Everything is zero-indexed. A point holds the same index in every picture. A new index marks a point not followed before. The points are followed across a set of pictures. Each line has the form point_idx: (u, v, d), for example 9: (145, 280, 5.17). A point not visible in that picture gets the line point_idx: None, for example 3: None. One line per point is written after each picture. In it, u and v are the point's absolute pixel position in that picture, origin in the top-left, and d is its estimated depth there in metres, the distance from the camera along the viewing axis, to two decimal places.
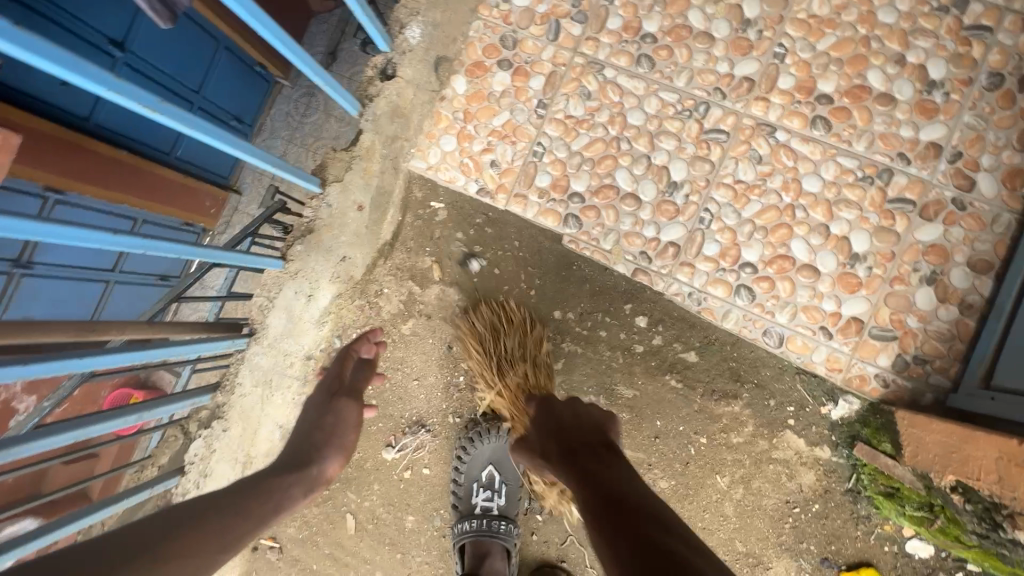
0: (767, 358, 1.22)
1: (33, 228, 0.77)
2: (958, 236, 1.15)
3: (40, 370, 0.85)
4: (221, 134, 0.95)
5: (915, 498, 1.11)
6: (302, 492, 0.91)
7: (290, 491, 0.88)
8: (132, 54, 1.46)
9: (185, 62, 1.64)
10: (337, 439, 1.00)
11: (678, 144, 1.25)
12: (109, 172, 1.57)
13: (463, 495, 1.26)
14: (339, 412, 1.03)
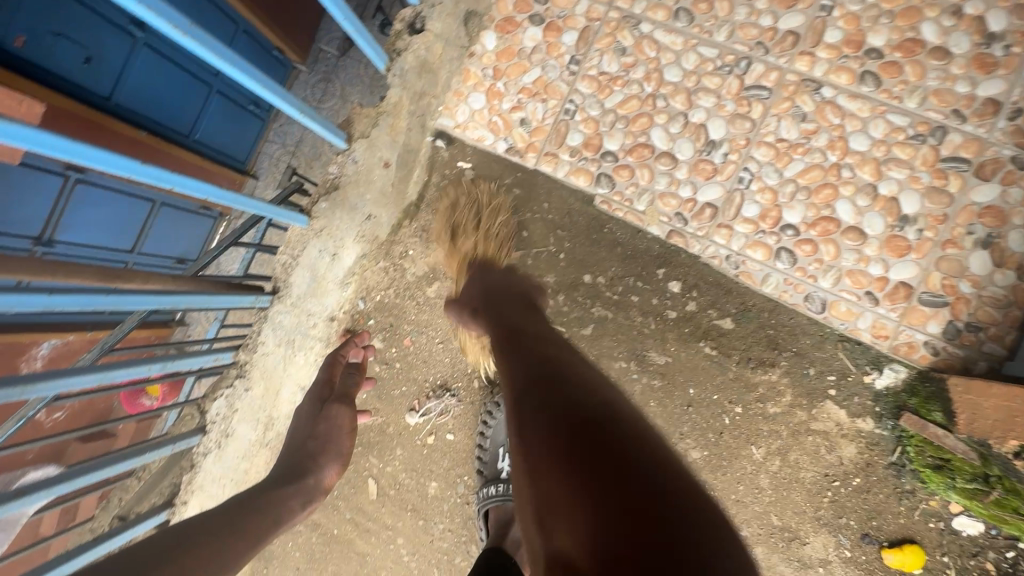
0: (806, 325, 1.16)
1: (76, 148, 0.71)
2: (1017, 197, 1.09)
3: (69, 304, 0.82)
4: (251, 70, 0.91)
5: (968, 469, 1.05)
6: (303, 501, 0.97)
7: (289, 502, 0.94)
8: (151, 33, 1.44)
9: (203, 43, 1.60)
10: (335, 447, 1.08)
11: (717, 101, 1.20)
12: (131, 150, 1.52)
13: (488, 460, 1.23)
14: (333, 429, 1.08)
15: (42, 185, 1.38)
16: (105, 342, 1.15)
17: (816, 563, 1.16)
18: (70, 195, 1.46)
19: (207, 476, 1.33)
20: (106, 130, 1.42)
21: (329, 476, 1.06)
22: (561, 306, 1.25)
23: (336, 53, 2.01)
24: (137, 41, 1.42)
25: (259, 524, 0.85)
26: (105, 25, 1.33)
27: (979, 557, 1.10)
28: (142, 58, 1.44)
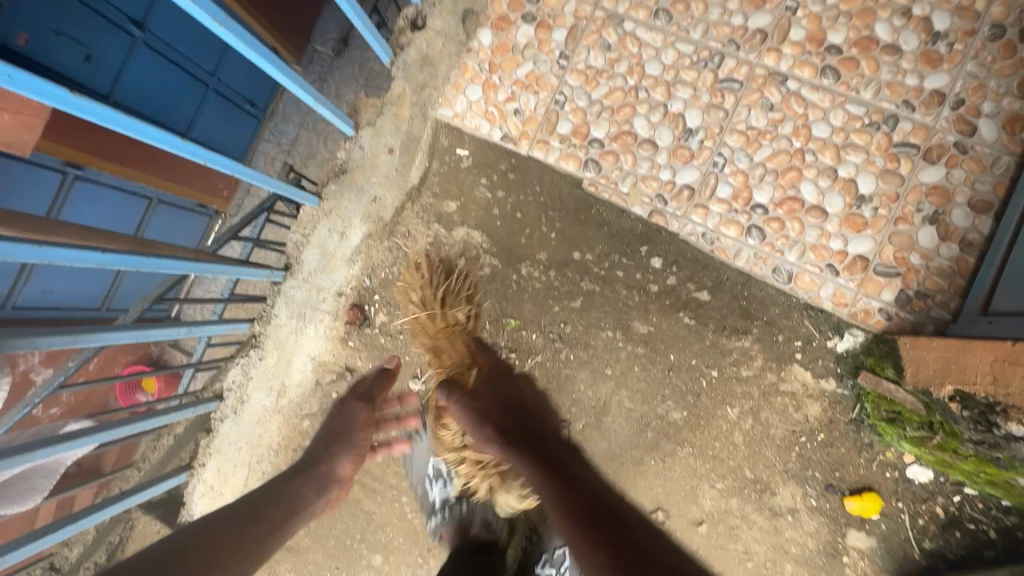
0: (775, 296, 1.28)
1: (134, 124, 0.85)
2: (960, 177, 1.22)
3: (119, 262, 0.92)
4: (273, 59, 1.05)
5: (915, 419, 1.15)
6: (317, 488, 1.04)
7: (302, 490, 1.01)
8: (151, 33, 1.50)
9: (200, 44, 1.69)
10: (343, 440, 1.12)
11: (693, 93, 1.31)
12: (128, 148, 1.59)
13: (422, 492, 1.35)
14: (347, 431, 1.13)
15: (44, 180, 1.44)
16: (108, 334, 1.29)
17: (784, 511, 1.27)
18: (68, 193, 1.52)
19: (224, 441, 1.44)
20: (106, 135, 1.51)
21: (343, 470, 1.11)
22: (553, 281, 1.35)
23: (331, 54, 2.08)
24: (137, 41, 1.48)
25: (275, 511, 0.94)
26: (107, 27, 1.40)
27: (930, 502, 1.22)
28: (141, 57, 1.51)
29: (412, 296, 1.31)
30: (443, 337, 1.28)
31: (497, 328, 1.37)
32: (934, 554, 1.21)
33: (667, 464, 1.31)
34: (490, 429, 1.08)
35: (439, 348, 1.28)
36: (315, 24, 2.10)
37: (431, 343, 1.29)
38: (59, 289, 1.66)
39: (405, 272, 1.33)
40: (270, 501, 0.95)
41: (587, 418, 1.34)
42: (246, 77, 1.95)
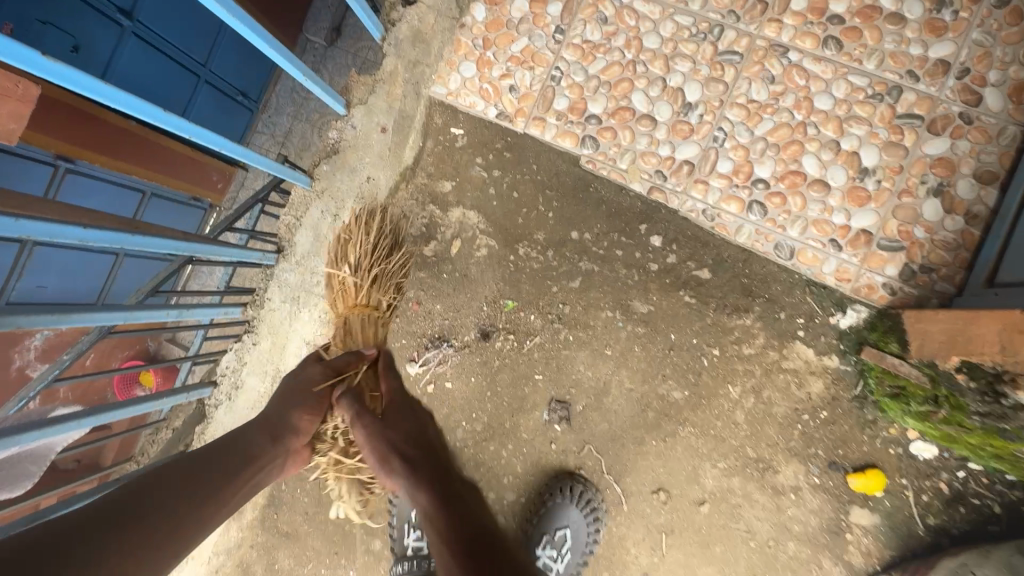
0: (777, 273, 1.26)
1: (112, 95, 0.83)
2: (965, 148, 1.19)
3: (104, 241, 0.90)
4: (262, 31, 1.01)
5: (920, 393, 1.13)
6: (274, 436, 0.96)
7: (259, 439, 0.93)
8: (139, 23, 1.44)
9: (190, 32, 1.60)
10: (303, 396, 1.02)
11: (693, 66, 1.28)
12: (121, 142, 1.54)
13: (397, 536, 1.31)
14: (306, 389, 1.02)
15: (37, 173, 1.40)
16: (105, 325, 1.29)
17: (787, 489, 1.26)
18: (60, 187, 1.46)
19: (219, 427, 1.42)
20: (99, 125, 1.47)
21: (303, 424, 1.00)
22: (551, 261, 1.33)
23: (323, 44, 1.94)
24: (126, 30, 1.42)
25: (229, 467, 0.87)
26: (92, 13, 1.33)
27: (934, 478, 1.20)
28: (130, 47, 1.45)
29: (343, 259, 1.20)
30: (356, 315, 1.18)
31: (495, 309, 1.35)
32: (938, 529, 1.20)
33: (668, 444, 1.29)
34: (386, 452, 0.97)
35: (350, 325, 1.18)
36: (307, 13, 1.99)
37: (341, 311, 1.20)
38: (53, 285, 1.57)
39: (352, 231, 1.21)
40: (225, 453, 0.88)
41: (587, 399, 1.32)
42: (240, 68, 1.83)
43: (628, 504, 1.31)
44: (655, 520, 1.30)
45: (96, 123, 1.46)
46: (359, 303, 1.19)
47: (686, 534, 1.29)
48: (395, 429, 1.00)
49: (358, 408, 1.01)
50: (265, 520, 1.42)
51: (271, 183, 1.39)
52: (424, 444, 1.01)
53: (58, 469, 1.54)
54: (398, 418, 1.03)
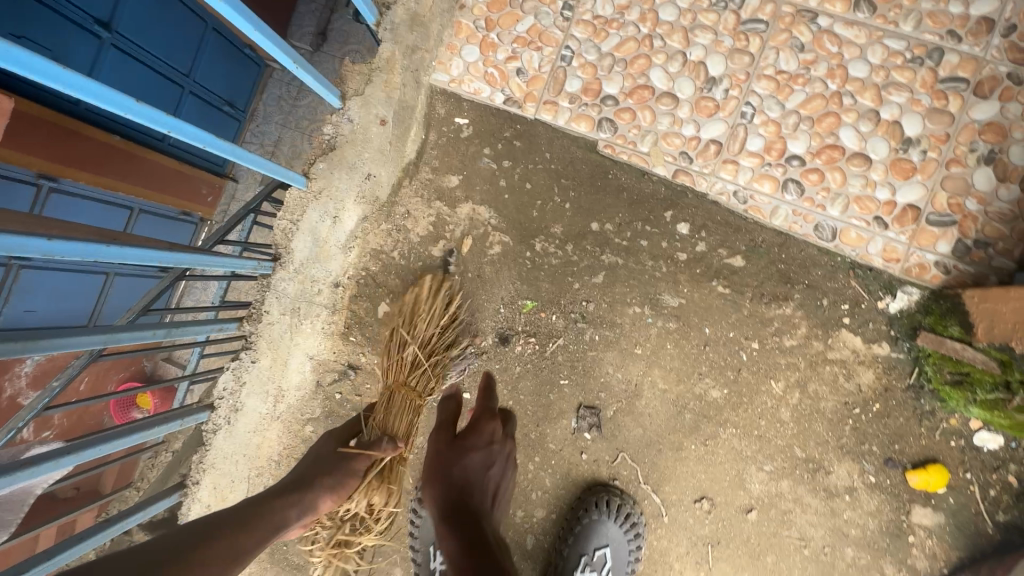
0: (817, 257, 1.16)
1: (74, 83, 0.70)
2: (1016, 112, 1.10)
3: (69, 253, 0.77)
4: (247, 14, 0.89)
5: (988, 379, 1.05)
6: (300, 512, 0.91)
7: (287, 512, 0.89)
8: (119, 34, 1.28)
9: (175, 43, 1.43)
10: (337, 479, 0.97)
11: (714, 38, 1.18)
12: (104, 159, 1.40)
13: (422, 560, 1.23)
14: (342, 473, 0.98)
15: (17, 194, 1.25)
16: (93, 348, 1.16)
17: (841, 491, 1.16)
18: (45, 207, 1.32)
19: (218, 454, 1.31)
20: (83, 140, 1.33)
21: (324, 507, 0.96)
22: (571, 256, 1.23)
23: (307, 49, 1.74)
24: (105, 43, 1.26)
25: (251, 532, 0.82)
26: (65, 25, 1.18)
27: (1001, 470, 1.11)
28: (111, 62, 1.29)
29: (411, 331, 1.16)
30: (400, 393, 1.11)
31: (513, 311, 1.24)
32: (1009, 526, 1.10)
33: (709, 448, 1.19)
34: (433, 466, 0.96)
35: (392, 402, 1.11)
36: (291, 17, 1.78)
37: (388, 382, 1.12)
38: (43, 309, 1.41)
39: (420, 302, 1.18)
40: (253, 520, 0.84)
41: (618, 403, 1.22)
42: (224, 75, 1.63)
43: (669, 515, 1.21)
44: (700, 531, 1.20)
45: (80, 140, 1.32)
46: (408, 383, 1.12)
47: (733, 545, 1.19)
48: (463, 458, 0.96)
49: (444, 418, 1.04)
50: (276, 551, 1.32)
51: (265, 190, 1.27)
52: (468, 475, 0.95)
53: (55, 498, 1.40)
54: (474, 444, 0.98)
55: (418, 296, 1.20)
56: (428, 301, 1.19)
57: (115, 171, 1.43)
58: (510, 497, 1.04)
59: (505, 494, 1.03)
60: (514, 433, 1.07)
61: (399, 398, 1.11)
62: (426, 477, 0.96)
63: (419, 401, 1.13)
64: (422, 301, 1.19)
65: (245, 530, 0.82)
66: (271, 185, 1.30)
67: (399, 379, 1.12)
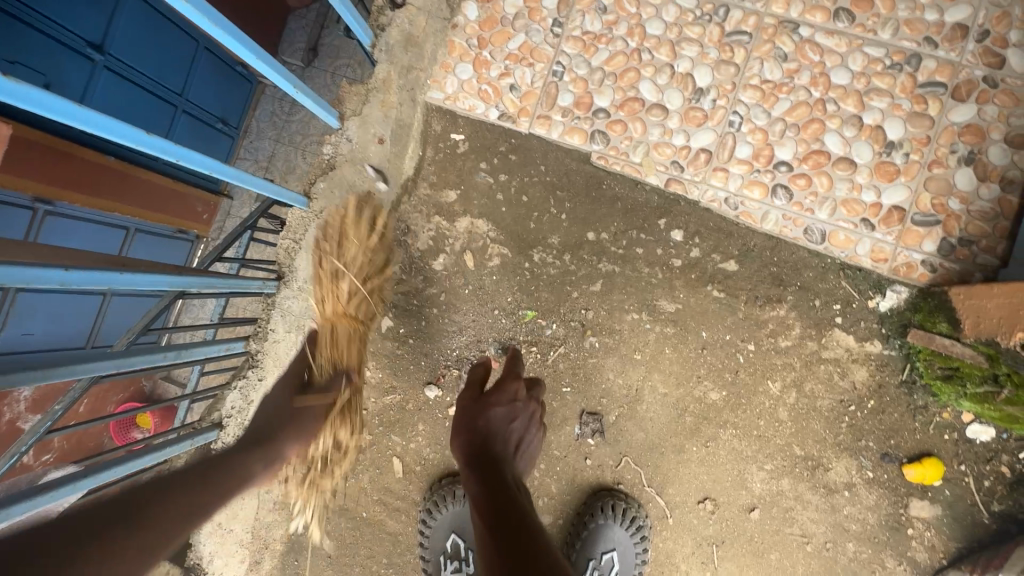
0: (808, 259, 1.19)
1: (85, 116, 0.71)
2: (993, 113, 1.14)
3: (82, 281, 0.79)
4: (250, 42, 0.91)
5: (976, 373, 1.07)
6: (265, 462, 0.99)
7: (253, 464, 0.96)
8: (111, 56, 1.39)
9: (166, 64, 1.55)
10: (297, 425, 1.06)
11: (700, 50, 1.22)
12: (98, 178, 1.52)
13: (433, 569, 1.27)
14: (303, 419, 1.07)
15: (17, 219, 1.36)
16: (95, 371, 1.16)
17: (841, 487, 1.18)
18: (40, 229, 1.43)
19: None
20: (76, 159, 1.45)
21: (288, 454, 1.05)
22: (569, 265, 1.26)
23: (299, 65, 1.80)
24: (98, 65, 1.38)
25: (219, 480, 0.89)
26: (61, 50, 1.30)
27: (994, 462, 1.14)
28: (104, 82, 1.41)
29: (342, 260, 1.20)
30: (342, 323, 1.18)
31: (514, 321, 1.27)
32: (1005, 516, 1.13)
33: (710, 449, 1.22)
34: (459, 422, 0.98)
35: (335, 334, 1.18)
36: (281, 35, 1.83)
37: (327, 316, 1.18)
38: (40, 331, 1.57)
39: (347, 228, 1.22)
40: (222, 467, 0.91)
41: (620, 408, 1.24)
42: (215, 95, 1.75)
43: (673, 517, 1.23)
44: (705, 531, 1.22)
45: (75, 161, 1.45)
46: (348, 312, 1.19)
47: (737, 544, 1.22)
48: (487, 413, 0.96)
49: (473, 379, 1.05)
50: (288, 565, 1.33)
51: (261, 209, 1.29)
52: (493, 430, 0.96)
53: None
54: (497, 400, 0.98)
55: (343, 223, 1.22)
56: (358, 228, 1.22)
57: (109, 189, 1.56)
58: (538, 452, 1.05)
59: (532, 449, 1.03)
60: (540, 393, 1.06)
61: (342, 330, 1.18)
62: (455, 429, 0.99)
63: (360, 326, 1.21)
64: (348, 228, 1.21)
65: (204, 488, 0.85)
66: (267, 203, 1.31)
67: (338, 309, 1.18)
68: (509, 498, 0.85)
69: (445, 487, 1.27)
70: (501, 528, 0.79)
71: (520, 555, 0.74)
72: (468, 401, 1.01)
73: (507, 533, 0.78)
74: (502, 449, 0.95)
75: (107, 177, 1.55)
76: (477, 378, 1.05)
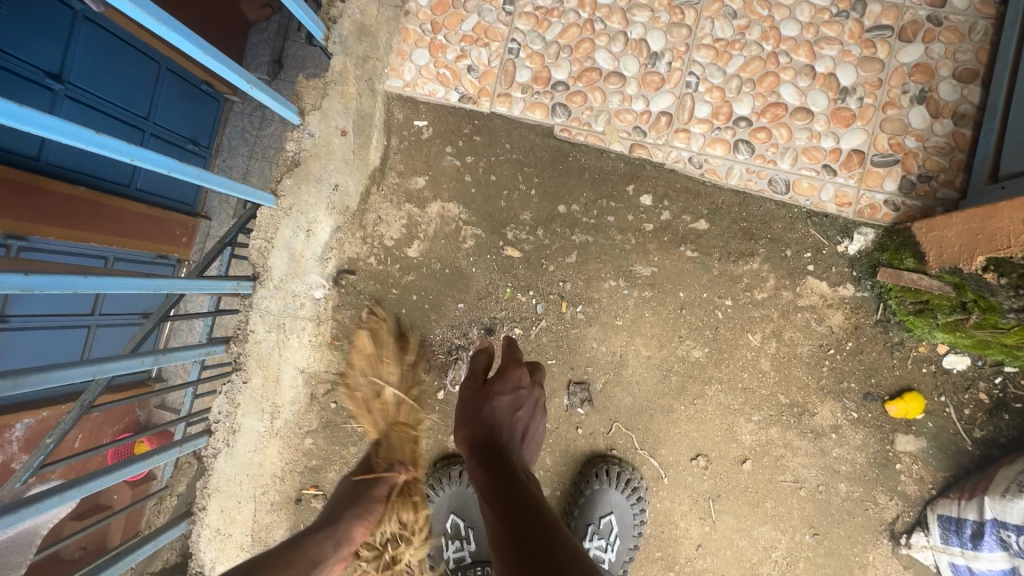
0: (776, 211, 1.21)
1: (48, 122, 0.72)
2: (939, 51, 1.16)
3: (49, 286, 0.79)
4: (194, 38, 0.91)
5: (946, 304, 1.09)
6: (334, 544, 0.90)
7: (322, 547, 0.87)
8: (72, 84, 1.37)
9: (129, 87, 1.52)
10: (361, 507, 0.98)
11: (652, 14, 1.23)
12: (71, 210, 1.50)
13: (435, 552, 1.28)
14: (364, 500, 0.99)
15: None
16: (83, 401, 1.12)
17: (827, 430, 1.21)
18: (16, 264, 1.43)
19: (221, 477, 1.32)
20: (46, 192, 1.42)
21: (356, 537, 0.94)
22: (543, 240, 1.26)
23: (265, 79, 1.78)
24: (58, 94, 1.35)
25: None
26: (20, 83, 1.27)
27: (972, 389, 1.17)
28: (66, 110, 1.39)
29: (381, 376, 1.20)
30: (396, 430, 1.14)
31: (494, 301, 1.28)
32: (986, 441, 1.16)
33: (698, 407, 1.23)
34: (459, 411, 0.98)
35: (392, 439, 1.13)
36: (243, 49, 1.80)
37: (381, 427, 1.15)
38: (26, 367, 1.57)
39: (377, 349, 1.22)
40: None
41: (606, 375, 1.25)
42: (183, 114, 1.73)
43: (668, 477, 1.25)
44: (700, 487, 1.24)
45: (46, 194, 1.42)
46: (400, 420, 1.17)
47: (733, 496, 1.24)
48: (491, 402, 0.96)
49: (473, 368, 1.05)
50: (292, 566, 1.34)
51: (239, 224, 1.28)
52: (497, 417, 0.96)
53: (61, 561, 1.53)
54: (500, 389, 0.98)
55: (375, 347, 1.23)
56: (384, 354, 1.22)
57: (85, 220, 1.55)
58: (541, 437, 1.06)
59: (534, 435, 1.04)
60: (541, 378, 1.06)
61: (396, 436, 1.13)
62: (457, 420, 0.98)
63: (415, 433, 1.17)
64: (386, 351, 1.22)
65: None
66: (244, 216, 1.30)
67: (391, 422, 1.16)
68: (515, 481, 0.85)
69: (441, 470, 1.28)
70: (508, 511, 0.79)
71: (529, 531, 0.74)
72: (469, 391, 1.00)
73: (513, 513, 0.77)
74: (507, 436, 0.95)
75: (82, 208, 1.53)
76: (477, 367, 1.05)
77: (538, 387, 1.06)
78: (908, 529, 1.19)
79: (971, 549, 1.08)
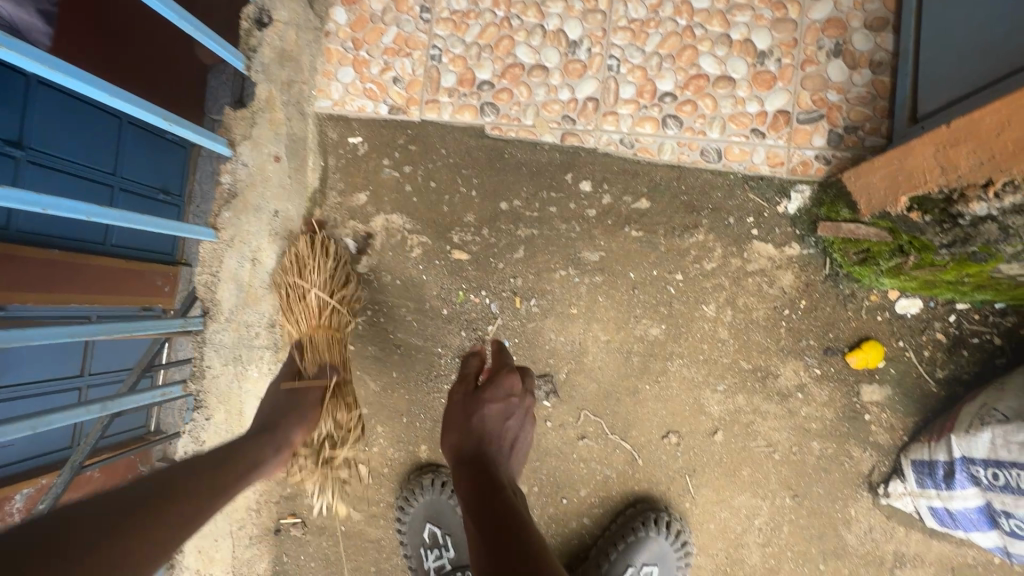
0: (713, 181, 1.22)
1: None
2: (848, 4, 1.18)
3: None
4: (90, 78, 0.84)
5: (885, 249, 1.09)
6: (275, 446, 0.99)
7: (262, 451, 0.96)
8: None
9: None
10: (298, 414, 1.07)
11: (566, 4, 1.24)
12: None
13: (415, 561, 1.29)
14: (301, 407, 1.09)
15: None
16: (74, 462, 1.10)
17: (793, 391, 1.21)
18: None
19: None
20: None
21: (297, 439, 1.05)
22: (489, 239, 1.27)
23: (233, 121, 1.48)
24: None
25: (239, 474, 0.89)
26: None
27: (929, 330, 1.17)
28: None
29: (303, 279, 1.19)
30: (318, 334, 1.17)
31: (450, 305, 1.28)
32: (949, 380, 1.17)
33: (663, 384, 1.24)
34: (448, 418, 1.00)
35: (311, 343, 1.17)
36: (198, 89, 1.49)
37: (301, 330, 1.18)
38: None
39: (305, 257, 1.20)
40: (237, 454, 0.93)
41: (568, 364, 1.25)
42: None
43: (643, 458, 1.25)
44: (675, 464, 1.24)
45: None
46: (320, 323, 1.17)
47: (709, 469, 1.24)
48: (481, 408, 0.96)
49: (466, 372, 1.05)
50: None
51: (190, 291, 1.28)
52: (486, 426, 0.96)
53: None
54: (492, 396, 0.98)
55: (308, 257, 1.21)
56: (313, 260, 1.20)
57: None
58: (531, 446, 1.05)
59: (526, 444, 1.03)
60: (533, 385, 1.05)
61: (320, 338, 1.17)
62: (447, 424, 0.99)
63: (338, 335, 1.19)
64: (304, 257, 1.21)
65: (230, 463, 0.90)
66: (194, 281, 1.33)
67: (311, 324, 1.17)
68: (499, 493, 0.87)
69: (416, 480, 1.30)
70: (490, 522, 0.80)
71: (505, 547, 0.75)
72: (462, 397, 1.00)
73: (493, 527, 0.79)
74: (495, 446, 0.95)
75: None
76: (470, 373, 1.05)
77: (532, 392, 1.04)
78: (885, 479, 1.19)
79: (945, 489, 1.07)
